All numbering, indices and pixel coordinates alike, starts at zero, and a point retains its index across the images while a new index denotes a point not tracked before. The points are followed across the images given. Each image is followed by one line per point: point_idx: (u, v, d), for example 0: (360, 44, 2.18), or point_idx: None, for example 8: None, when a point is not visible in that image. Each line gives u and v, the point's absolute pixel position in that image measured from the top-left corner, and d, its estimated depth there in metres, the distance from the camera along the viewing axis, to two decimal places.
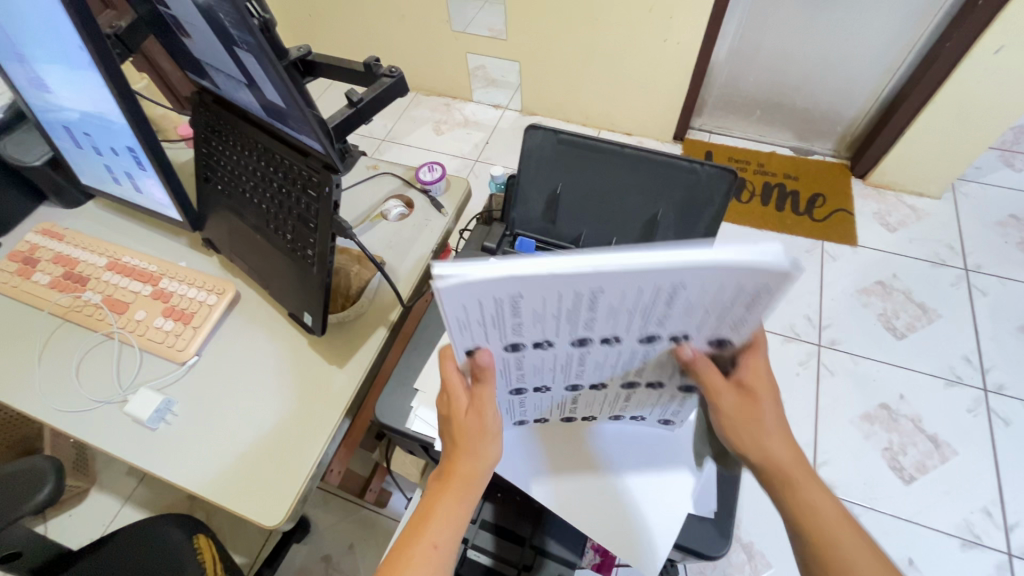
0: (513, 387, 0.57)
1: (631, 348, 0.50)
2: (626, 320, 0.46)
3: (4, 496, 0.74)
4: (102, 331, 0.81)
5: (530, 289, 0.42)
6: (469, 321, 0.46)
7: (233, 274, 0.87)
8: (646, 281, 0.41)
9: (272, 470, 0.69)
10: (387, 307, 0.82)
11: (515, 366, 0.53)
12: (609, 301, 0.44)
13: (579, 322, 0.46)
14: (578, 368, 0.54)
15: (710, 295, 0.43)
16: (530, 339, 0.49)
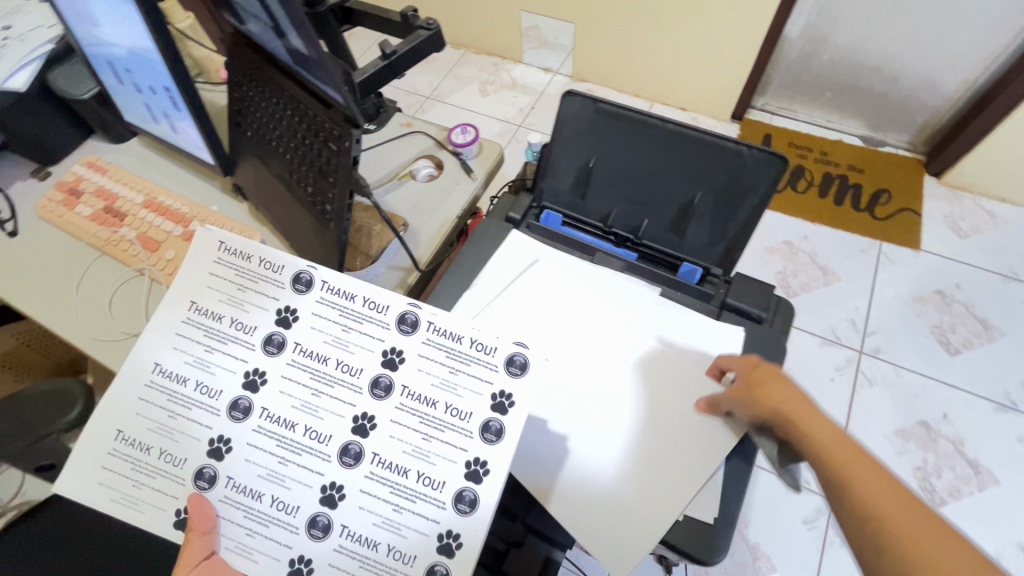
0: (298, 523, 0.51)
1: (282, 361, 0.53)
2: (231, 356, 0.54)
3: (39, 412, 0.79)
4: (135, 267, 0.84)
5: (122, 417, 0.54)
6: (155, 476, 0.53)
7: (259, 221, 0.88)
8: (184, 310, 0.55)
9: None
10: (403, 272, 0.80)
11: (247, 496, 0.52)
12: (177, 357, 0.55)
13: (199, 393, 0.54)
14: (305, 437, 0.52)
15: (236, 265, 0.56)
16: (209, 447, 0.53)
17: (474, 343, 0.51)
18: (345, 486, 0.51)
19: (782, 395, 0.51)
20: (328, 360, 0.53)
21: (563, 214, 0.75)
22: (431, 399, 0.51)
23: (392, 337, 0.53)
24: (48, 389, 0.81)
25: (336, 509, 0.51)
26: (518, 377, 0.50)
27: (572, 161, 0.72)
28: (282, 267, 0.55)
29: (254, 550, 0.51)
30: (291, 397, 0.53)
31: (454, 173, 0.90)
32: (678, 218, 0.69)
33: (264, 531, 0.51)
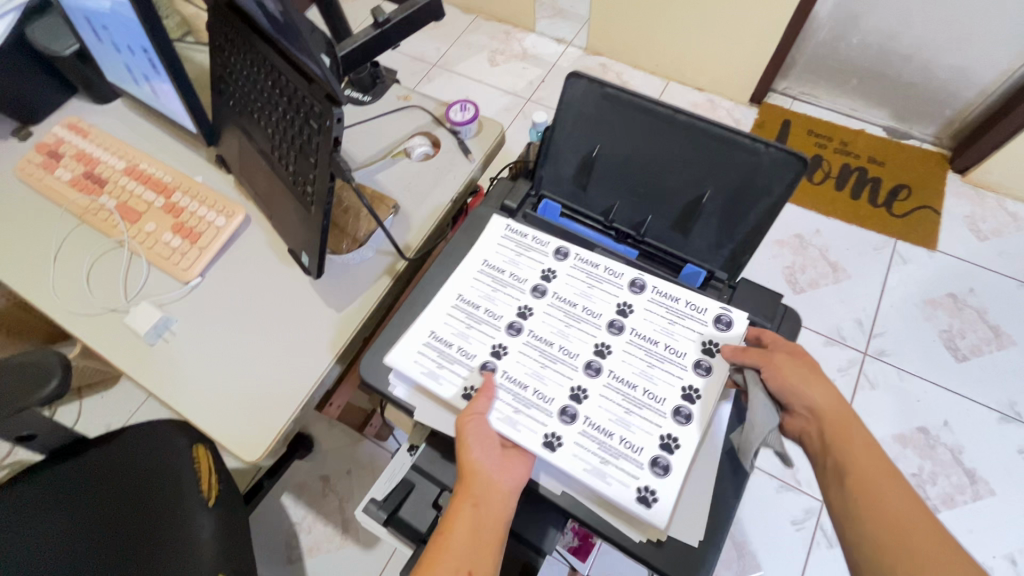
0: (551, 410, 0.55)
1: (545, 303, 0.61)
2: (507, 295, 0.61)
3: (14, 385, 0.77)
4: (114, 238, 0.81)
5: (433, 321, 0.60)
6: (435, 369, 0.57)
7: (245, 196, 0.84)
8: (479, 261, 0.64)
9: (253, 407, 0.68)
10: (392, 257, 0.77)
11: (518, 389, 0.56)
12: (477, 286, 0.62)
13: (484, 313, 0.60)
14: (558, 351, 0.58)
15: (517, 239, 0.65)
16: (484, 352, 0.58)
17: (689, 303, 0.61)
18: (595, 380, 0.57)
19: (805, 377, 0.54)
20: (577, 305, 0.61)
21: (562, 205, 0.71)
22: (653, 339, 0.60)
23: (626, 294, 0.62)
24: (22, 361, 0.79)
25: (581, 405, 0.55)
26: (702, 377, 0.57)
27: (574, 148, 0.67)
28: (547, 242, 0.65)
29: (514, 428, 0.54)
30: (552, 322, 0.60)
31: (450, 152, 0.85)
32: (685, 216, 0.65)
33: (521, 415, 0.54)
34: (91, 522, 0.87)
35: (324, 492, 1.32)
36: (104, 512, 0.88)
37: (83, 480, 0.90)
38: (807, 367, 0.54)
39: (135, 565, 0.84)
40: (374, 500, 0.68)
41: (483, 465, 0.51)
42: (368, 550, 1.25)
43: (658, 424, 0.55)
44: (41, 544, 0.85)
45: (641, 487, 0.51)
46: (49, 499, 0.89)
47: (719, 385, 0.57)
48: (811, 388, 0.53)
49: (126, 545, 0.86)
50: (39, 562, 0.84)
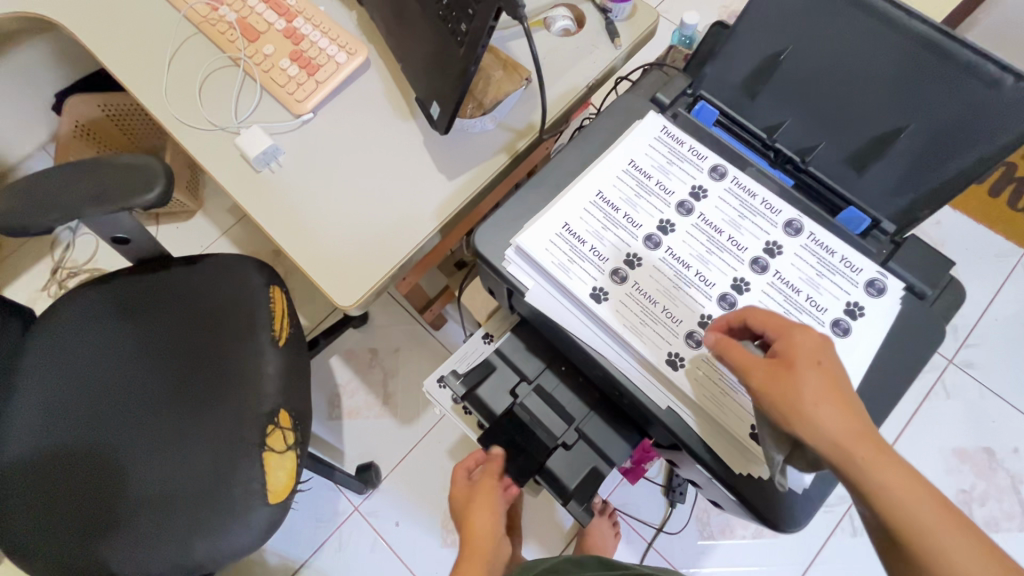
0: (677, 332, 0.51)
1: (689, 223, 0.54)
2: (649, 204, 0.55)
3: (120, 183, 0.77)
4: (230, 55, 0.77)
5: (568, 213, 0.55)
6: (564, 261, 0.53)
7: (368, 37, 0.78)
8: (625, 159, 0.57)
9: (352, 256, 0.66)
10: (513, 134, 0.71)
11: (647, 302, 0.52)
12: (618, 187, 0.56)
13: (622, 218, 0.55)
14: (694, 275, 0.53)
15: (672, 145, 0.58)
16: (618, 258, 0.53)
17: (843, 260, 0.52)
18: (728, 314, 0.51)
19: (810, 395, 0.39)
20: (723, 232, 0.54)
21: (720, 111, 0.63)
22: (796, 287, 0.52)
23: (778, 234, 0.54)
24: (127, 164, 0.78)
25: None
26: (840, 337, 0.50)
27: (760, 46, 0.57)
28: (704, 156, 0.57)
29: (638, 337, 0.50)
30: (692, 245, 0.54)
31: (595, 33, 0.76)
32: (868, 151, 0.56)
33: (647, 329, 0.51)
34: (171, 334, 0.91)
35: (372, 363, 1.36)
36: (183, 328, 0.92)
37: (166, 294, 0.94)
38: (792, 403, 0.40)
39: (208, 382, 0.89)
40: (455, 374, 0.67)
41: (484, 528, 0.63)
42: (404, 425, 1.31)
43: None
44: (125, 344, 0.91)
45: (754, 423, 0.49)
46: (136, 304, 0.93)
47: (859, 349, 0.50)
48: (799, 435, 0.39)
49: (201, 362, 0.90)
50: (123, 360, 0.90)
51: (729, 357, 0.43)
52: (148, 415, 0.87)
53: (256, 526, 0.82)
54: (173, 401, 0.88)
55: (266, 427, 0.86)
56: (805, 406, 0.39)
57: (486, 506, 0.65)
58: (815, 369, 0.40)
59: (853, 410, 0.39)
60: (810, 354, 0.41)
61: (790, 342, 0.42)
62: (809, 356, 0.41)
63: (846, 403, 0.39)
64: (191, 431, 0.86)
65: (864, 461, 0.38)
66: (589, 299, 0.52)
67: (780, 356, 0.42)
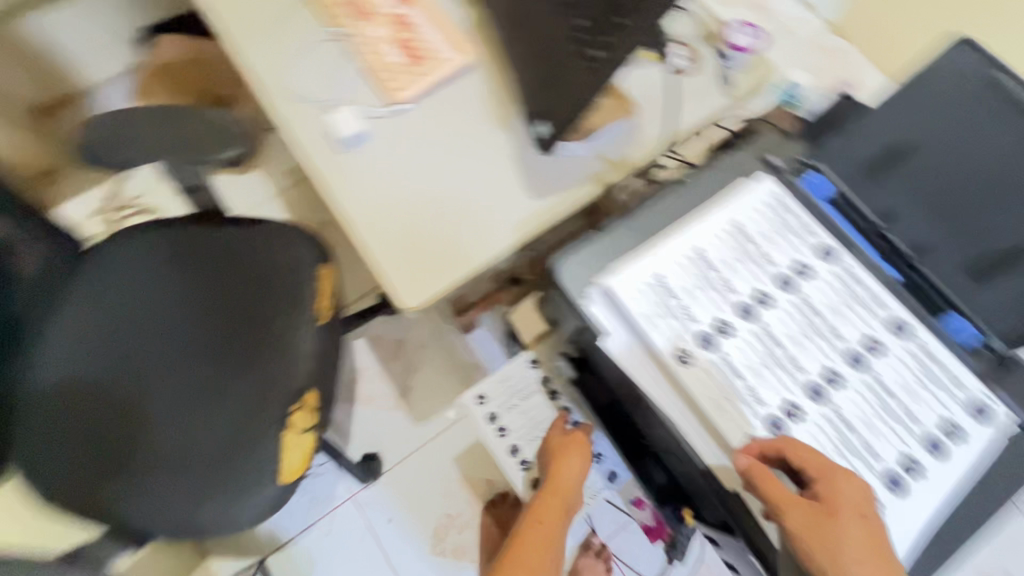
0: (758, 415, 0.48)
1: (787, 300, 0.52)
2: (748, 270, 0.53)
3: (200, 135, 0.76)
4: (337, 29, 0.76)
5: (663, 264, 0.52)
6: (651, 314, 0.51)
7: (477, 37, 0.76)
8: (730, 219, 0.55)
9: (425, 258, 0.65)
10: (608, 165, 0.69)
11: (732, 375, 0.49)
12: (720, 247, 0.54)
13: (719, 282, 0.52)
14: (784, 357, 0.50)
15: (781, 214, 0.55)
16: (708, 322, 0.50)
17: (948, 374, 0.49)
18: (815, 406, 0.48)
19: (844, 546, 0.43)
20: (820, 316, 0.51)
21: (835, 186, 0.59)
22: (892, 391, 0.49)
23: (879, 331, 0.51)
24: (212, 117, 0.77)
25: (793, 424, 0.47)
26: (932, 457, 0.47)
27: (892, 130, 0.55)
28: (814, 233, 0.54)
29: (718, 411, 0.48)
30: (788, 325, 0.51)
31: (707, 77, 0.73)
32: (990, 263, 0.52)
33: (729, 404, 0.48)
34: (212, 293, 0.90)
35: (395, 353, 1.34)
36: (225, 289, 0.91)
37: (215, 251, 0.92)
38: (829, 552, 0.43)
39: (239, 348, 0.88)
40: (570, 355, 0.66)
41: (570, 481, 0.62)
42: (416, 423, 1.29)
43: (862, 482, 0.46)
44: (166, 294, 0.90)
45: None
46: (184, 255, 0.92)
47: (949, 473, 0.47)
48: None
49: (237, 326, 0.89)
50: (162, 310, 0.89)
51: (771, 498, 0.45)
52: (174, 370, 0.86)
53: (261, 503, 0.81)
54: (202, 360, 0.87)
55: (289, 406, 0.84)
56: (839, 557, 0.43)
57: (576, 455, 0.65)
58: (856, 521, 0.43)
59: (887, 561, 0.43)
60: (853, 505, 0.44)
61: (834, 490, 0.44)
62: (852, 507, 0.44)
63: (881, 554, 0.43)
64: (213, 394, 0.85)
65: None
66: (672, 360, 0.49)
67: (823, 502, 0.44)
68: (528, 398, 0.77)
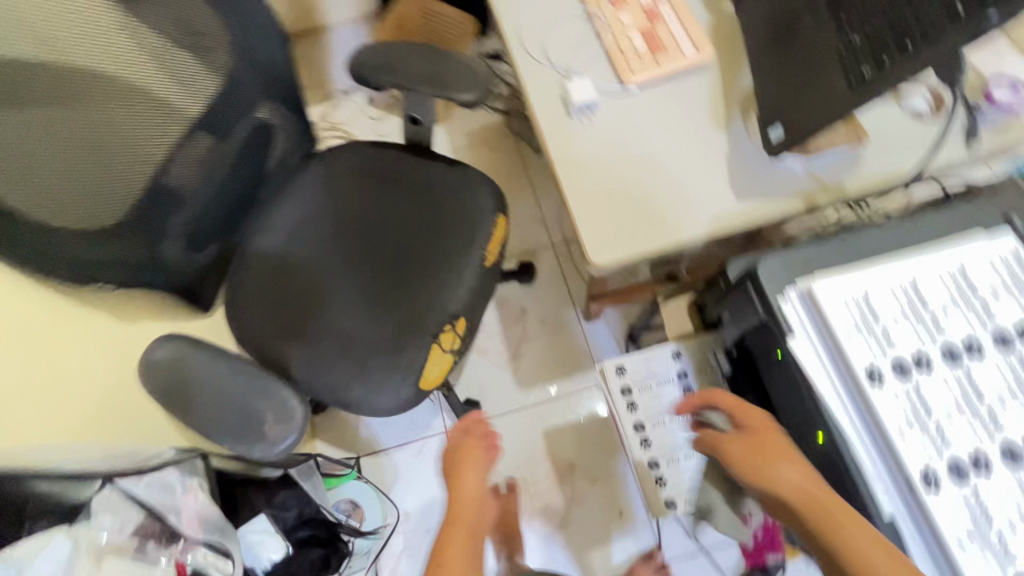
0: (942, 454, 0.47)
1: (1002, 357, 0.50)
2: (964, 316, 0.51)
3: (449, 76, 0.88)
4: (589, 7, 0.83)
5: (873, 285, 0.53)
6: (850, 326, 0.52)
7: (716, 41, 0.79)
8: (956, 262, 0.54)
9: (620, 225, 0.70)
10: (818, 187, 0.69)
11: (922, 408, 0.48)
12: (938, 287, 0.53)
13: (928, 318, 0.52)
14: (985, 411, 0.48)
15: (1016, 273, 0.53)
16: (908, 352, 0.50)
17: None
18: (1009, 467, 0.46)
19: (776, 452, 0.53)
20: None
21: None
22: None
23: None
24: (461, 65, 0.89)
25: (980, 475, 0.46)
26: None
27: None
28: None
29: (898, 434, 0.48)
30: (998, 381, 0.49)
31: (948, 127, 0.71)
32: None
33: (912, 435, 0.47)
34: (402, 212, 1.03)
35: (518, 319, 1.42)
36: (414, 211, 1.03)
37: (414, 178, 1.05)
38: (759, 471, 0.53)
39: (414, 263, 1.00)
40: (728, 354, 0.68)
41: (465, 492, 0.75)
42: (519, 387, 1.36)
43: None
44: (367, 202, 1.04)
45: None
46: (390, 174, 1.06)
47: None
48: (765, 488, 0.52)
49: (416, 245, 1.01)
50: (361, 215, 1.04)
51: (722, 449, 0.58)
52: (359, 266, 1.00)
53: (399, 398, 0.92)
54: (382, 265, 1.00)
55: (442, 327, 0.95)
56: (771, 470, 0.52)
57: (474, 471, 0.79)
58: (781, 449, 0.53)
59: (808, 467, 0.51)
60: (762, 423, 0.56)
61: (751, 417, 0.57)
62: (767, 428, 0.55)
63: (804, 465, 0.51)
64: (384, 295, 0.98)
65: (831, 505, 0.47)
66: (861, 376, 0.50)
67: (748, 428, 0.57)
68: (662, 386, 0.80)
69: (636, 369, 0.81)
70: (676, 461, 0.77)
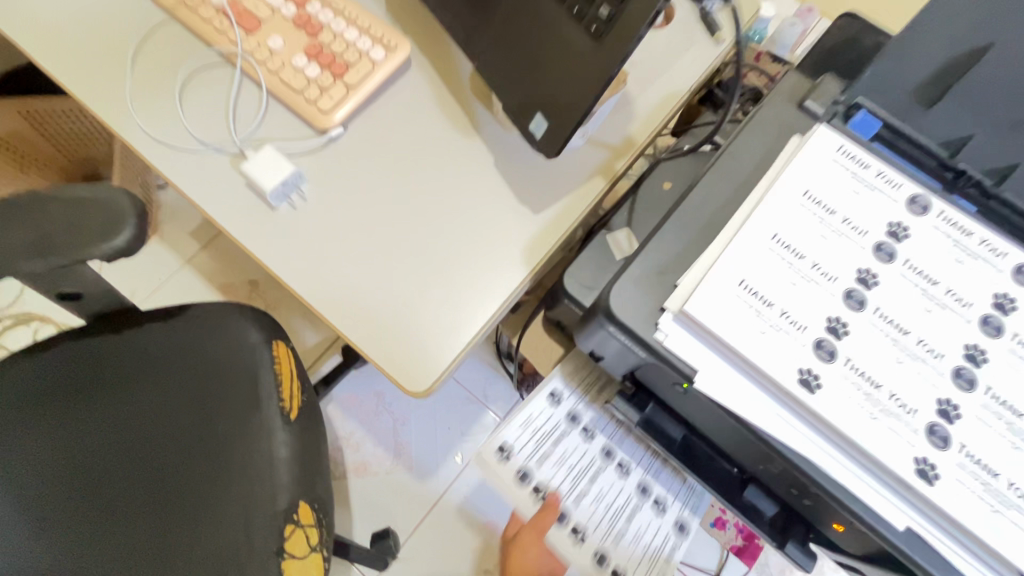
0: (914, 427, 0.37)
1: (896, 273, 0.42)
2: (840, 247, 0.42)
3: (70, 224, 0.56)
4: (221, 49, 0.58)
5: (743, 264, 0.41)
6: (750, 331, 0.39)
7: (406, 25, 0.60)
8: (799, 188, 0.44)
9: (421, 322, 0.50)
10: (609, 152, 0.56)
11: (869, 386, 0.38)
12: (799, 226, 0.43)
13: (813, 270, 0.41)
14: (918, 344, 0.40)
15: (854, 169, 0.45)
16: (819, 326, 0.40)
17: None
18: (971, 396, 0.39)
19: None
20: (938, 282, 0.42)
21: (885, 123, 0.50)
22: None
23: (1005, 284, 0.42)
24: (80, 199, 0.57)
25: (956, 426, 0.38)
26: None
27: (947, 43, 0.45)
28: (898, 184, 0.44)
29: (865, 434, 0.37)
30: (908, 303, 0.41)
31: (690, 25, 0.62)
32: None
33: (877, 424, 0.37)
34: (136, 421, 0.70)
35: (379, 410, 1.17)
36: (155, 410, 0.70)
37: (128, 367, 0.71)
38: None
39: (189, 479, 0.68)
40: (624, 394, 0.53)
41: None
42: (422, 481, 1.13)
43: None
44: (67, 442, 0.68)
45: None
46: (87, 382, 0.70)
47: None
48: None
49: (178, 454, 0.69)
50: (72, 461, 0.67)
51: None
52: (107, 535, 0.65)
53: None
54: (144, 512, 0.66)
55: (283, 531, 0.66)
56: None
57: None
58: None
59: None
60: None
61: None
62: None
63: None
64: (168, 552, 0.65)
65: None
66: (796, 386, 0.38)
67: None
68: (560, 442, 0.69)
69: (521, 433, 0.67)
70: (611, 523, 0.69)
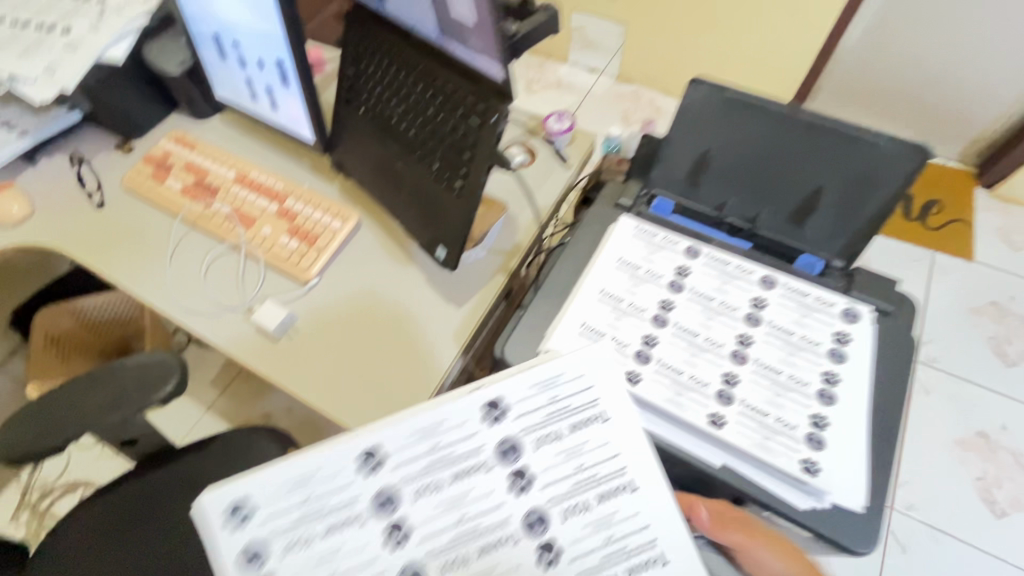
0: (709, 395, 0.57)
1: (685, 298, 0.63)
2: (646, 289, 0.64)
3: (133, 383, 0.78)
4: (230, 242, 0.84)
5: (582, 313, 0.63)
6: None
7: (354, 201, 0.87)
8: (614, 257, 0.67)
9: (387, 399, 0.70)
10: (504, 256, 0.80)
11: (675, 374, 0.58)
12: (617, 281, 0.65)
13: (629, 307, 0.63)
14: (705, 341, 0.60)
15: (648, 238, 0.68)
16: (637, 342, 0.60)
17: (818, 298, 0.62)
18: (744, 367, 0.59)
19: None
20: (714, 298, 0.63)
21: (675, 202, 0.74)
22: (789, 329, 0.61)
23: (756, 290, 0.63)
24: (138, 364, 0.79)
25: (737, 389, 0.57)
26: (840, 363, 0.59)
27: (689, 150, 0.71)
28: (677, 241, 0.68)
29: (677, 406, 0.56)
30: (695, 315, 0.62)
31: (547, 160, 0.90)
32: (802, 209, 0.68)
33: (684, 398, 0.57)
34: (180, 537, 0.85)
35: None
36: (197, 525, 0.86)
37: (172, 493, 0.88)
38: None
39: None
40: None
41: None
42: None
43: (805, 408, 0.56)
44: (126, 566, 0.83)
45: (803, 459, 0.53)
46: (140, 513, 0.87)
47: (858, 371, 0.58)
48: None
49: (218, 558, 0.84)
50: None
51: None
52: None
53: None
54: None
55: None
56: None
57: None
58: None
59: None
60: None
61: None
62: None
63: None
64: None
65: None
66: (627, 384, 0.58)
67: None
68: None
69: (536, 401, 0.46)
70: None
